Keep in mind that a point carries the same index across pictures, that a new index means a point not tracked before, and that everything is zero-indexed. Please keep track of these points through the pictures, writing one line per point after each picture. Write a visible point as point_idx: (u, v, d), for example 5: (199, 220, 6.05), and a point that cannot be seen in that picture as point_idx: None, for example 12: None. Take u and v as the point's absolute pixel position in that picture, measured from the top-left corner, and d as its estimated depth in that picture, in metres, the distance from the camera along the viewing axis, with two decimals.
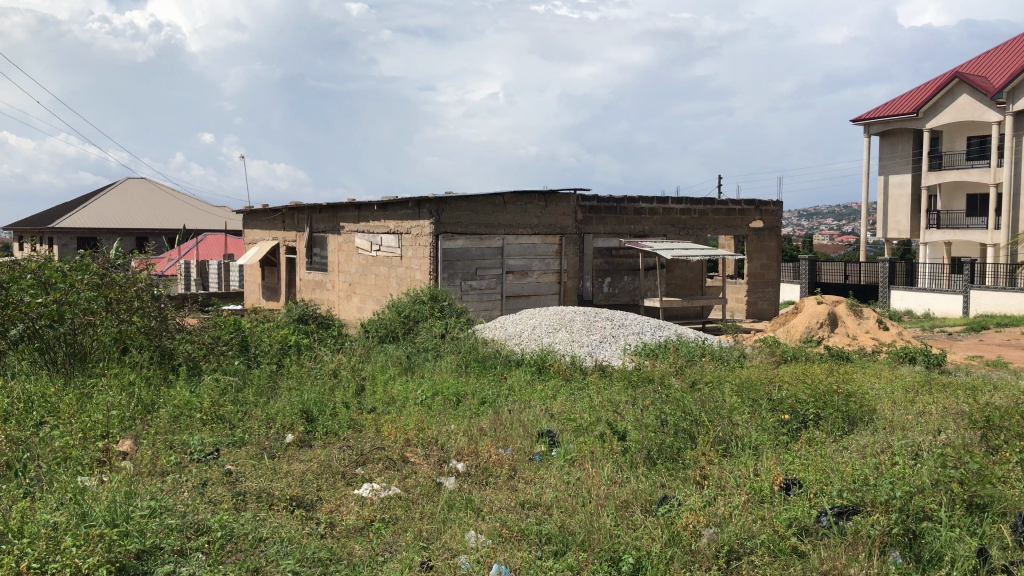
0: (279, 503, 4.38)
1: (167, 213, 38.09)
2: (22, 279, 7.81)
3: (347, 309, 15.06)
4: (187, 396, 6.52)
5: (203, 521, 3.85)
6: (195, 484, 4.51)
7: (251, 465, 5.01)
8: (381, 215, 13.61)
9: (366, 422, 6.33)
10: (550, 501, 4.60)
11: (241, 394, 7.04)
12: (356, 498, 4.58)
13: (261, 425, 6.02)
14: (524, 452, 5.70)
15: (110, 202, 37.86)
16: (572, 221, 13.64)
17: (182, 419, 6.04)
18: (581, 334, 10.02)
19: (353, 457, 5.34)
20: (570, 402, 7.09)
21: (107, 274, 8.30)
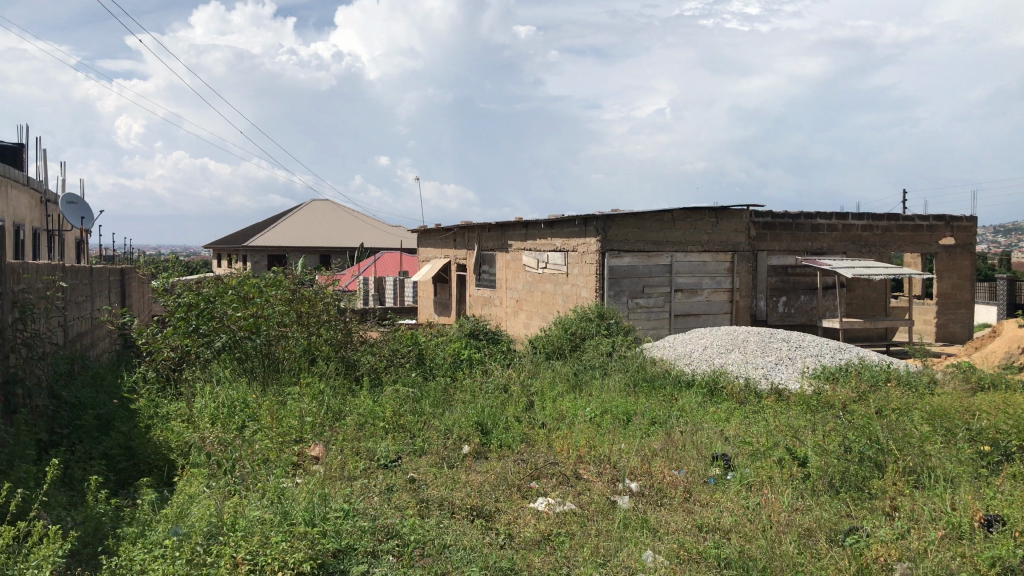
0: (461, 511, 4.53)
1: (347, 233, 40.24)
2: (226, 294, 8.55)
3: (515, 325, 15.32)
4: (371, 406, 6.86)
5: (392, 525, 4.04)
6: (382, 489, 4.75)
7: (432, 474, 5.20)
8: (548, 233, 13.80)
9: (539, 437, 6.43)
10: (729, 526, 4.50)
11: (419, 405, 7.33)
12: (533, 511, 4.66)
13: (439, 435, 6.24)
14: (698, 473, 5.59)
15: (296, 222, 40.46)
16: (744, 237, 13.29)
17: (367, 426, 6.36)
18: (755, 356, 9.73)
19: (527, 471, 5.44)
20: (745, 425, 6.90)
21: (299, 290, 9.00)
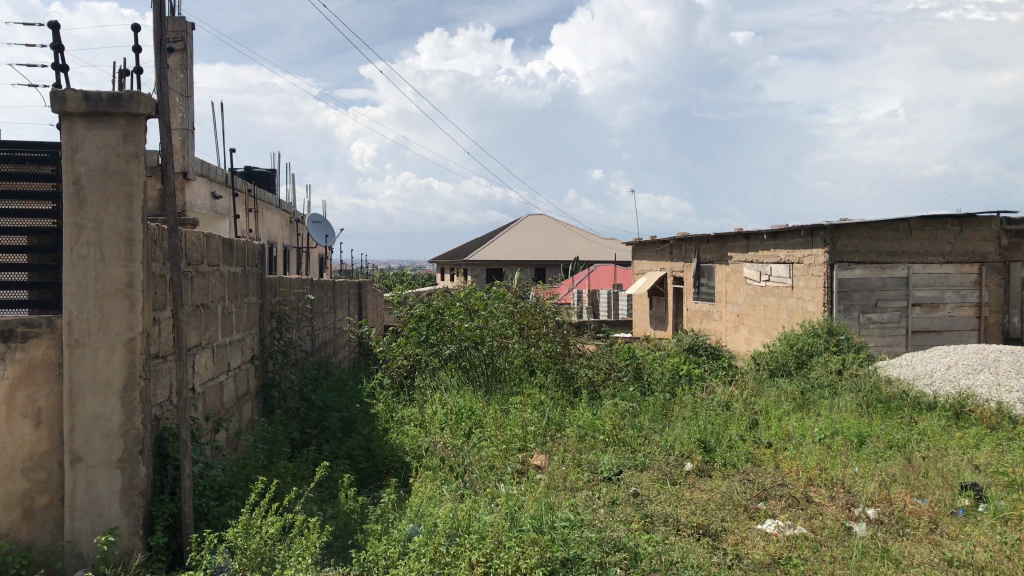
0: (686, 528, 4.48)
1: (564, 246, 40.89)
2: (453, 306, 9.08)
3: (735, 339, 14.90)
4: (591, 418, 6.93)
5: (618, 538, 4.06)
6: (606, 502, 4.78)
7: (655, 489, 5.17)
8: (771, 244, 13.34)
9: (765, 456, 6.22)
10: (984, 563, 4.12)
11: (638, 419, 7.32)
12: (762, 533, 4.52)
13: (661, 451, 6.20)
14: (945, 504, 5.16)
15: (514, 236, 41.71)
16: (994, 247, 12.12)
17: (588, 439, 6.44)
18: (1009, 377, 8.84)
19: (754, 491, 5.28)
20: (999, 453, 6.28)
21: (521, 302, 9.32)
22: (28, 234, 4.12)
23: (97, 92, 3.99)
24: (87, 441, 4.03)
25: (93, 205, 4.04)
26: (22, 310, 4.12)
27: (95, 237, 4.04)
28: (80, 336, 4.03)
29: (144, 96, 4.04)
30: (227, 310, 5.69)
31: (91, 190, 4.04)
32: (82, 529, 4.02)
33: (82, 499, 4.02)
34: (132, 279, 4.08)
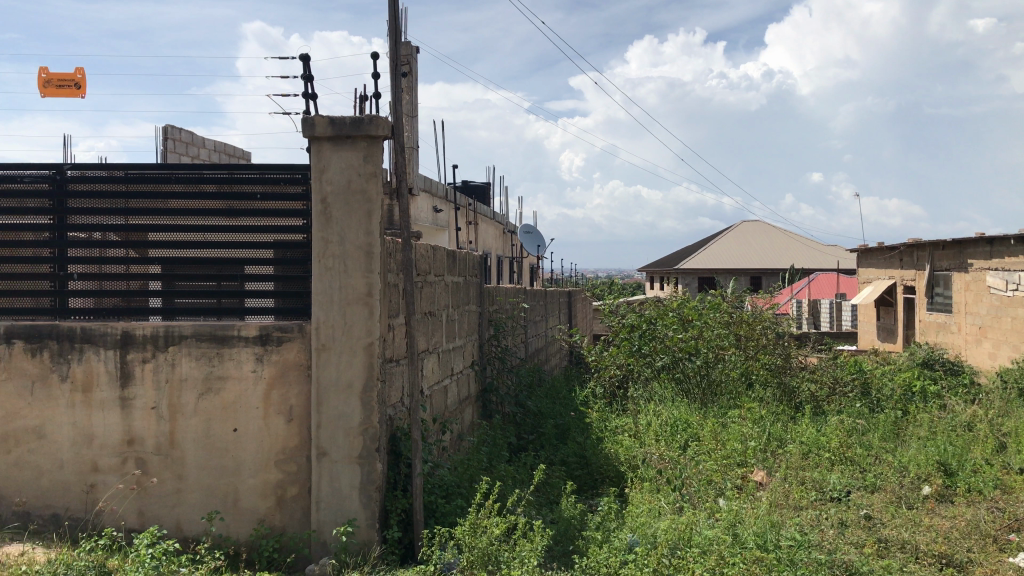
0: (927, 557, 4.18)
1: (780, 254, 39.25)
2: (666, 316, 9.09)
3: (976, 354, 13.66)
4: (815, 436, 6.61)
5: (850, 561, 3.84)
6: (835, 523, 4.55)
7: (889, 513, 4.85)
8: (1020, 250, 12.12)
9: (1017, 484, 5.65)
10: None
11: (868, 438, 6.89)
12: (1016, 567, 4.11)
13: (895, 472, 5.81)
14: None
15: (727, 244, 40.59)
16: None
17: (812, 456, 6.15)
18: None
19: (1005, 521, 4.82)
20: None
21: (737, 312, 9.07)
22: (274, 247, 4.73)
23: (341, 117, 4.35)
24: (331, 438, 4.38)
25: (338, 220, 4.40)
26: (268, 315, 4.71)
27: (339, 250, 4.40)
28: (326, 340, 4.40)
29: (382, 119, 4.33)
30: (451, 318, 5.96)
31: (336, 208, 4.41)
32: (326, 520, 4.36)
33: (327, 491, 4.37)
34: (371, 289, 4.39)
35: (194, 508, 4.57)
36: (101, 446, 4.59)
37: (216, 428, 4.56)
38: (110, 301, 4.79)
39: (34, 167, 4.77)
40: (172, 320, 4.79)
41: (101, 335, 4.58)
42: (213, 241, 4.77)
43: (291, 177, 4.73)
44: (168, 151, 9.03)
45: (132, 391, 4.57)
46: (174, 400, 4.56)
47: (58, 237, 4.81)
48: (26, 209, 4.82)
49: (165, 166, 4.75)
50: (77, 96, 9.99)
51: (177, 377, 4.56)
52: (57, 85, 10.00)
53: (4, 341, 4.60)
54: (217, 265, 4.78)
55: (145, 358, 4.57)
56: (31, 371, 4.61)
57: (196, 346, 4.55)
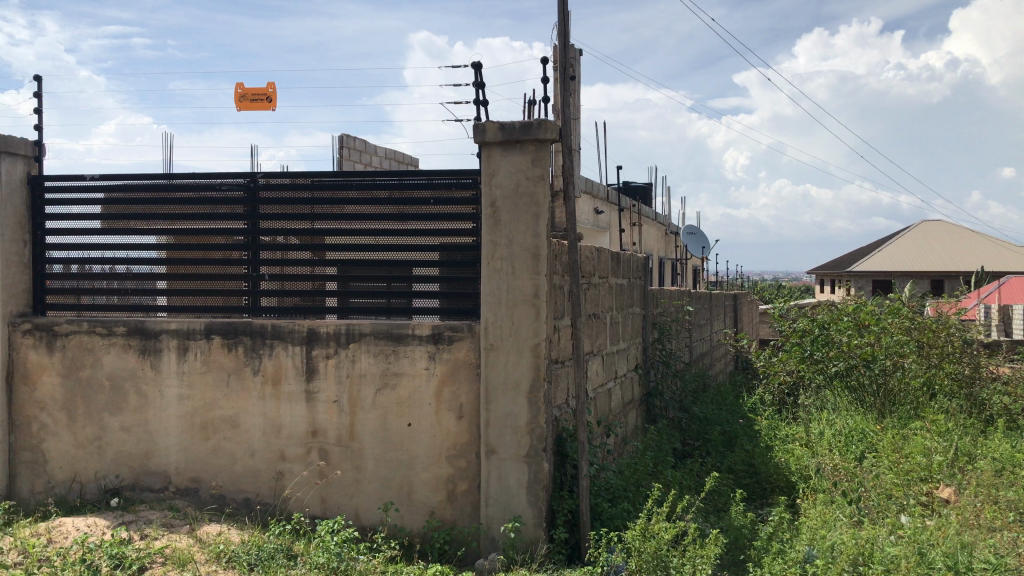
0: None
1: (966, 255, 36.56)
2: (841, 320, 8.65)
3: None
4: (1009, 452, 6.12)
5: None
6: None
7: None
8: None
9: None
10: None
11: None
12: None
13: None
14: None
15: (905, 245, 38.25)
16: None
17: (1006, 473, 5.69)
18: None
19: None
20: None
21: (919, 318, 8.39)
22: (439, 249, 4.90)
23: (511, 122, 4.44)
24: (499, 437, 4.47)
25: (506, 223, 4.49)
26: (434, 314, 4.88)
27: (507, 252, 4.48)
28: (494, 340, 4.50)
29: (550, 123, 4.38)
30: (615, 320, 5.95)
31: (505, 211, 4.50)
32: (494, 516, 4.46)
33: (496, 489, 4.47)
34: (538, 290, 4.45)
35: (371, 498, 4.79)
36: (288, 436, 4.90)
37: (392, 423, 4.76)
38: (290, 300, 5.11)
39: (232, 176, 5.15)
40: (346, 319, 5.05)
41: (289, 333, 4.90)
42: (384, 244, 5.00)
43: (458, 181, 4.88)
44: (343, 159, 9.51)
45: (316, 385, 4.85)
46: (354, 395, 4.80)
47: (251, 241, 5.18)
48: (222, 215, 5.21)
49: (342, 173, 5.00)
50: (268, 109, 10.64)
51: (357, 372, 4.80)
52: (251, 99, 10.69)
53: (205, 336, 4.99)
54: (388, 267, 5.00)
55: (328, 354, 4.84)
56: (227, 364, 4.98)
57: (374, 343, 4.77)
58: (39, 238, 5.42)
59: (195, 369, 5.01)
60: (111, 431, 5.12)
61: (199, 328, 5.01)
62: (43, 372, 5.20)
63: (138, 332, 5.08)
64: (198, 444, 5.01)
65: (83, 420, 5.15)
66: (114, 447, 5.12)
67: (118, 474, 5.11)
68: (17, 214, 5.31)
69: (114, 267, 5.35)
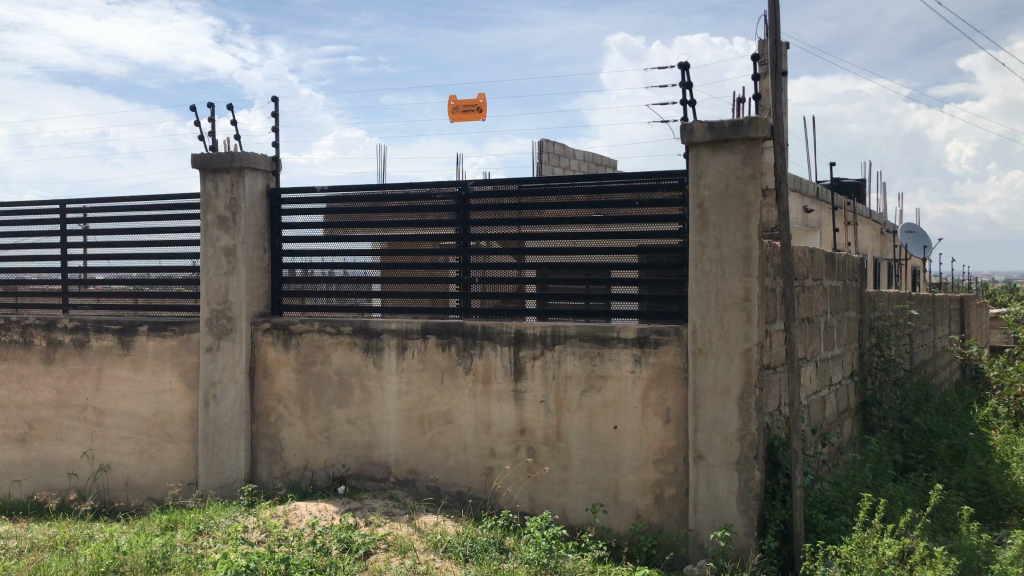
0: None
1: None
2: None
3: None
4: None
5: None
6: None
7: None
8: None
9: None
10: None
11: None
12: None
13: None
14: None
15: None
16: None
17: None
18: None
19: None
20: None
21: None
22: (639, 252, 4.90)
23: (719, 121, 4.36)
24: (708, 442, 4.39)
25: (715, 224, 4.41)
26: (634, 317, 4.89)
27: (716, 254, 4.40)
28: (703, 344, 4.43)
29: (761, 121, 4.26)
30: (830, 325, 5.68)
31: (713, 212, 4.42)
32: (703, 522, 4.39)
33: (704, 495, 4.40)
34: (748, 293, 4.33)
35: (578, 498, 4.86)
36: (498, 433, 5.06)
37: (599, 425, 4.80)
38: (491, 302, 5.31)
39: (444, 185, 5.40)
40: (546, 321, 5.17)
41: (498, 333, 5.07)
42: (582, 247, 5.06)
43: (659, 183, 4.85)
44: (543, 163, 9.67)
45: (524, 385, 4.99)
46: (561, 396, 4.89)
47: (461, 245, 5.42)
48: (433, 221, 5.48)
49: (543, 179, 5.12)
50: (479, 120, 11.00)
51: (563, 374, 4.88)
52: (463, 110, 11.10)
53: (421, 336, 5.26)
54: (588, 270, 5.06)
55: (535, 355, 4.96)
56: (441, 362, 5.22)
57: (580, 345, 4.84)
58: (276, 246, 5.93)
59: (412, 367, 5.29)
60: (337, 424, 5.52)
61: (416, 328, 5.29)
62: (280, 367, 5.69)
63: (362, 332, 5.44)
64: (415, 438, 5.29)
65: (314, 412, 5.58)
66: (341, 438, 5.51)
67: (345, 463, 5.50)
68: (258, 224, 5.84)
69: (332, 271, 5.76)
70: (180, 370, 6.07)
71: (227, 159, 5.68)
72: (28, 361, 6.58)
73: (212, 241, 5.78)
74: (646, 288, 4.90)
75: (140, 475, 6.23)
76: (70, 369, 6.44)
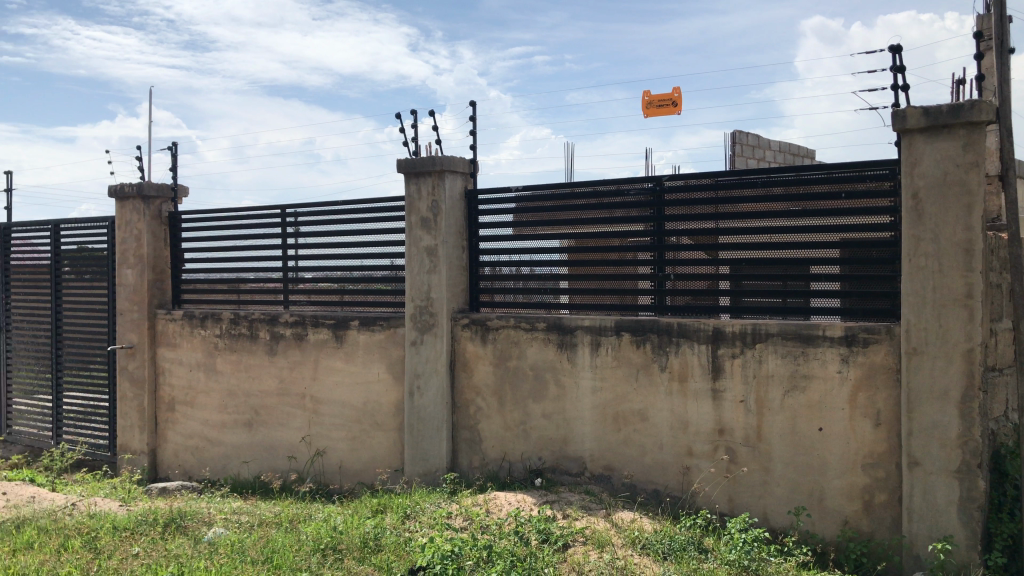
0: None
1: None
2: None
3: None
4: None
5: None
6: None
7: None
8: None
9: None
10: None
11: None
12: None
13: None
14: None
15: None
16: None
17: None
18: None
19: None
20: None
21: None
22: (841, 246, 4.71)
23: (937, 106, 4.09)
24: (924, 447, 4.13)
25: (931, 216, 4.14)
26: (835, 315, 4.72)
27: (933, 248, 4.13)
28: (918, 344, 4.17)
29: (986, 104, 3.95)
30: None
31: (930, 203, 4.15)
32: (919, 533, 4.14)
33: (919, 503, 4.15)
34: (971, 290, 4.03)
35: (780, 501, 4.71)
36: (696, 432, 5.00)
37: (802, 426, 4.64)
38: (681, 299, 5.26)
39: (638, 181, 5.39)
40: (739, 318, 5.07)
41: (695, 330, 5.01)
42: (779, 242, 4.91)
43: (863, 174, 4.64)
44: (735, 155, 9.42)
45: (723, 383, 4.90)
46: (762, 395, 4.77)
47: (653, 241, 5.40)
48: (626, 218, 5.48)
49: (738, 172, 5.01)
50: (674, 114, 10.87)
51: (764, 373, 4.77)
52: (658, 105, 11.01)
53: (616, 333, 5.29)
54: (785, 265, 4.90)
55: (734, 354, 4.88)
56: (636, 360, 5.22)
57: (783, 344, 4.71)
58: (474, 244, 6.15)
59: (607, 364, 5.33)
60: (534, 418, 5.65)
61: (610, 325, 5.32)
62: (479, 361, 5.90)
63: (556, 328, 5.53)
64: (611, 434, 5.33)
65: (511, 406, 5.75)
66: (537, 431, 5.63)
67: (541, 456, 5.62)
68: (458, 224, 6.08)
69: (524, 269, 5.89)
70: (387, 363, 6.45)
71: (429, 163, 5.95)
72: (254, 352, 7.20)
73: (415, 241, 6.08)
74: (850, 284, 4.70)
75: (352, 460, 6.67)
76: (290, 360, 6.99)
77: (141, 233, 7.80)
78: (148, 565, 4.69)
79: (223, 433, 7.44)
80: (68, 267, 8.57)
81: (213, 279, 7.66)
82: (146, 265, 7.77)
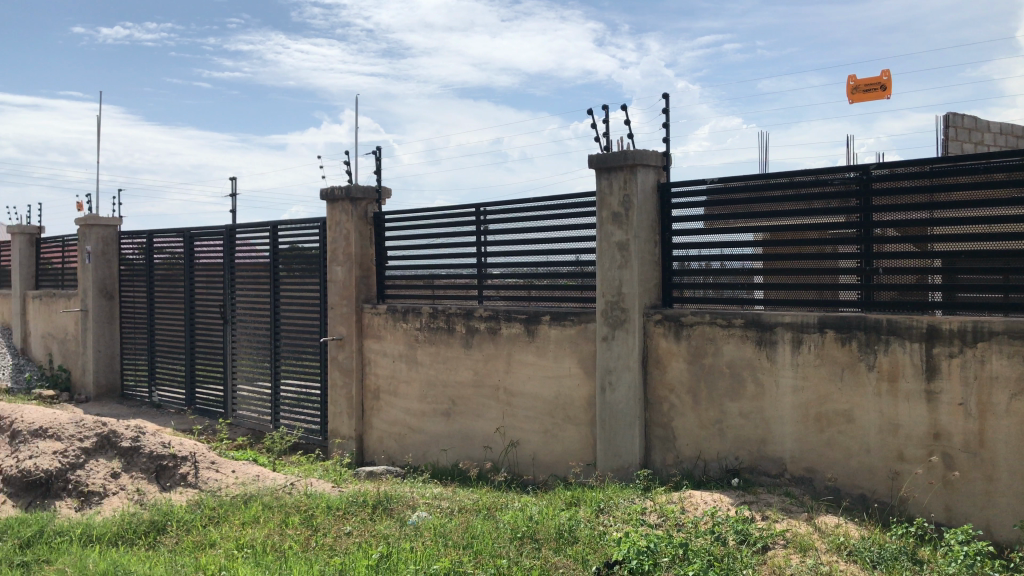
0: None
1: None
2: None
3: None
4: None
5: None
6: None
7: None
8: None
9: None
10: None
11: None
12: None
13: None
14: None
15: None
16: None
17: None
18: None
19: None
20: None
21: None
22: None
23: None
24: None
25: None
26: None
27: None
28: None
29: None
30: None
31: None
32: None
33: None
34: None
35: (1006, 513, 4.37)
36: (908, 436, 4.71)
37: None
38: (888, 294, 4.97)
39: (842, 170, 5.13)
40: (954, 314, 4.74)
41: (907, 328, 4.72)
42: (1000, 233, 4.55)
43: None
44: (948, 139, 8.74)
45: (939, 385, 4.59)
46: (984, 398, 4.44)
47: (858, 234, 5.12)
48: (827, 210, 5.24)
49: (953, 159, 4.68)
50: (883, 99, 10.24)
51: (987, 374, 4.43)
52: (865, 89, 10.40)
53: (819, 330, 5.07)
54: (1008, 257, 4.53)
55: (952, 353, 4.55)
56: (841, 358, 4.98)
57: (1009, 343, 4.36)
58: (666, 239, 6.08)
59: (809, 362, 5.12)
60: (730, 416, 5.52)
61: (813, 322, 5.10)
62: (672, 358, 5.83)
63: (755, 325, 5.38)
64: (813, 435, 5.12)
65: (706, 404, 5.65)
66: (734, 430, 5.51)
67: (738, 455, 5.49)
68: (650, 218, 6.03)
69: (717, 263, 5.77)
70: (579, 357, 6.52)
71: (621, 158, 5.95)
72: (452, 345, 7.50)
73: (607, 236, 6.10)
74: None
75: (546, 453, 6.80)
76: (485, 353, 7.22)
77: (349, 233, 8.32)
78: (361, 543, 5.01)
79: (423, 421, 7.80)
80: (285, 265, 9.29)
81: (411, 276, 8.05)
82: (353, 262, 8.28)
